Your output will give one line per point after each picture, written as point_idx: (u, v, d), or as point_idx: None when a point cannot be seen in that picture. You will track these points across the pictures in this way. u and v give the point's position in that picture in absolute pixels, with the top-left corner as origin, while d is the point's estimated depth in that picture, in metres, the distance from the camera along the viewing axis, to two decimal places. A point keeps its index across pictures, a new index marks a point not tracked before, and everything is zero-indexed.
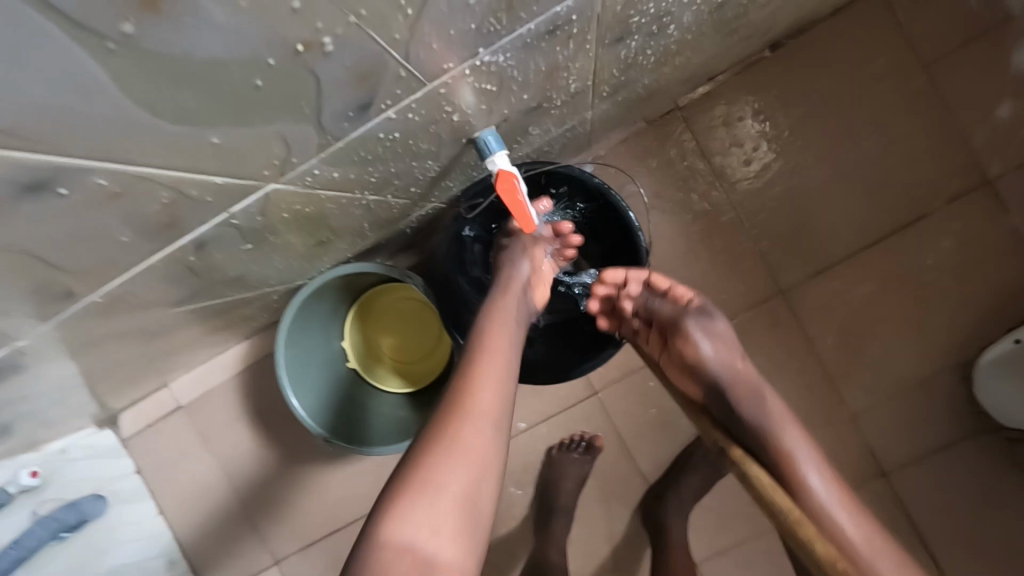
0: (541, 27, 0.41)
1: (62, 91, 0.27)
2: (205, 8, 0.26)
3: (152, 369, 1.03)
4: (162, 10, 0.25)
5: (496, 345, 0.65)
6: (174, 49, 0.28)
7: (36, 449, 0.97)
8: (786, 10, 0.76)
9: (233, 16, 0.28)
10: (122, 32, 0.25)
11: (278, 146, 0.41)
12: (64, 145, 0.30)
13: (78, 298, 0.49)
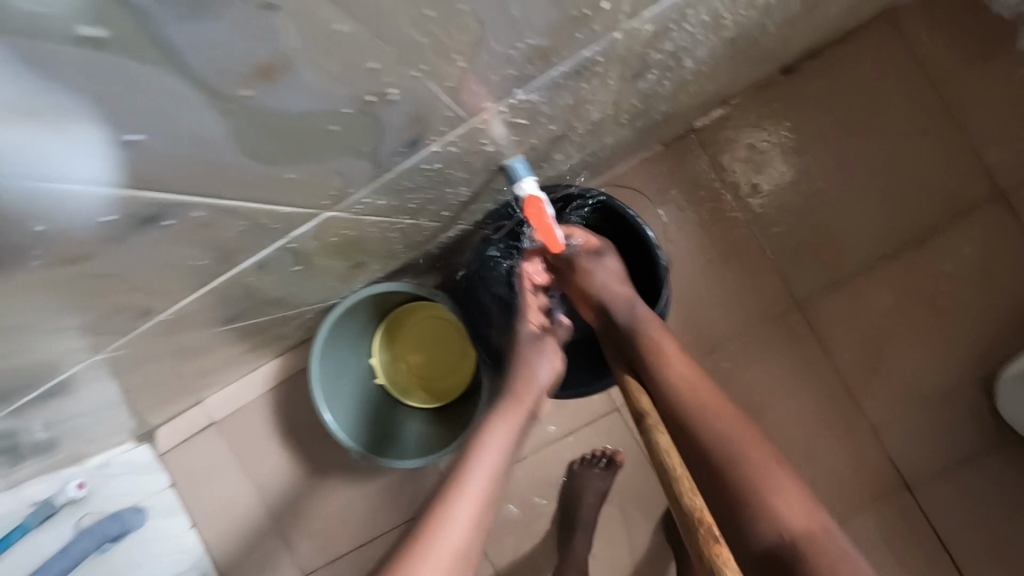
0: (570, 69, 0.45)
1: (186, 139, 0.33)
2: (302, 72, 0.32)
3: (189, 386, 1.07)
4: (275, 77, 0.31)
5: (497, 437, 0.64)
6: (278, 105, 0.33)
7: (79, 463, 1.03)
8: (798, 38, 0.79)
9: (322, 78, 0.33)
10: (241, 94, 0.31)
11: (335, 179, 0.45)
12: (180, 185, 0.36)
13: (151, 316, 0.53)
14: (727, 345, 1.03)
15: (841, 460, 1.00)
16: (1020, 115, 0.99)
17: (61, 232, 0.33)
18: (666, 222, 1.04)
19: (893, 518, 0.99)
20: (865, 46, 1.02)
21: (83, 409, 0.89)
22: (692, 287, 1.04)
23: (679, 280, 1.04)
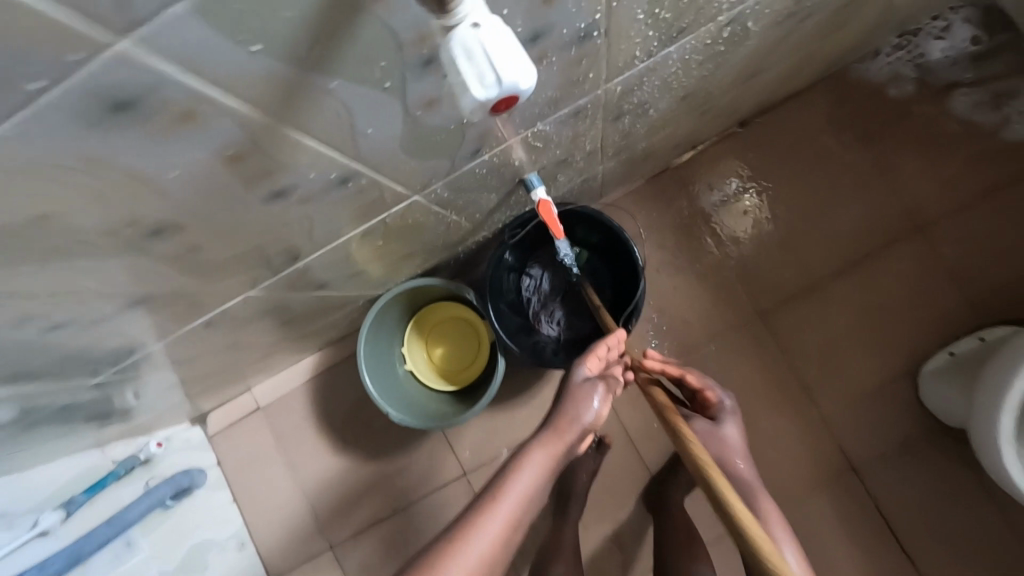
0: (570, 112, 0.60)
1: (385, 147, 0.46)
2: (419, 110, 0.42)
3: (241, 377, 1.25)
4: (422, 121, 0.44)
5: (535, 471, 0.72)
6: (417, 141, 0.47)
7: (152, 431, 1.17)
8: (743, 99, 1.03)
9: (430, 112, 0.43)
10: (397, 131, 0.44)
11: (421, 174, 0.55)
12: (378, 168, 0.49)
13: (277, 276, 0.63)
14: (700, 347, 1.22)
15: (797, 445, 1.18)
16: (936, 161, 1.21)
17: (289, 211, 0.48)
18: (648, 243, 1.26)
19: (843, 496, 1.16)
20: (810, 105, 1.25)
21: (160, 403, 1.08)
22: (670, 295, 1.24)
23: (660, 289, 1.25)
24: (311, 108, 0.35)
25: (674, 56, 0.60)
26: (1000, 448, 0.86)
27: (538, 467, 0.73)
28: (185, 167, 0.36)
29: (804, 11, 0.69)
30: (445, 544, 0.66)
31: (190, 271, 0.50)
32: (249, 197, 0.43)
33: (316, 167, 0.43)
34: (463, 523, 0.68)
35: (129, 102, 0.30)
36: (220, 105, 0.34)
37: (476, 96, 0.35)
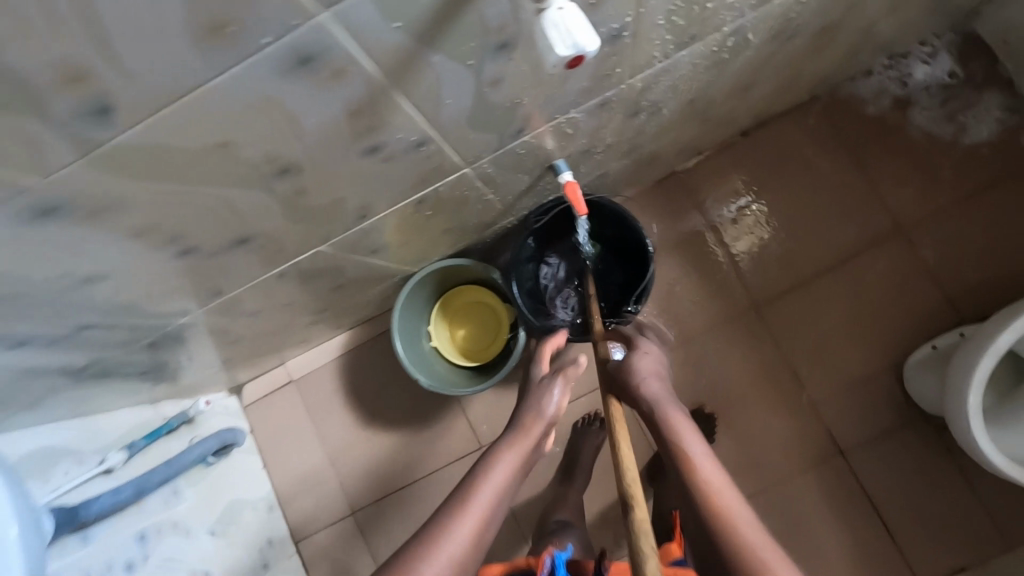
0: (596, 103, 0.72)
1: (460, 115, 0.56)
2: (484, 87, 0.54)
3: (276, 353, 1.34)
4: (483, 98, 0.56)
5: (505, 468, 0.79)
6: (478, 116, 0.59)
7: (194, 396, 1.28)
8: (744, 109, 1.15)
9: (492, 88, 0.55)
10: (467, 103, 0.55)
11: (475, 147, 0.67)
12: (450, 131, 0.59)
13: (345, 232, 0.75)
14: (700, 335, 1.33)
15: (789, 428, 1.28)
16: (922, 172, 1.32)
17: (383, 157, 0.58)
18: (656, 239, 1.37)
19: (832, 476, 1.26)
20: (807, 118, 1.37)
21: (195, 374, 1.17)
22: (676, 287, 1.35)
23: (667, 281, 1.36)
24: (416, 78, 0.47)
25: (685, 59, 0.72)
26: (968, 420, 0.97)
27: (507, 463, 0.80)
28: (324, 116, 0.46)
29: (794, 28, 0.81)
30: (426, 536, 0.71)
31: (288, 215, 0.61)
32: (354, 148, 0.54)
33: (402, 130, 0.54)
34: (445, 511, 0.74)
35: (313, 57, 0.39)
36: (360, 68, 0.42)
37: (559, 55, 0.44)
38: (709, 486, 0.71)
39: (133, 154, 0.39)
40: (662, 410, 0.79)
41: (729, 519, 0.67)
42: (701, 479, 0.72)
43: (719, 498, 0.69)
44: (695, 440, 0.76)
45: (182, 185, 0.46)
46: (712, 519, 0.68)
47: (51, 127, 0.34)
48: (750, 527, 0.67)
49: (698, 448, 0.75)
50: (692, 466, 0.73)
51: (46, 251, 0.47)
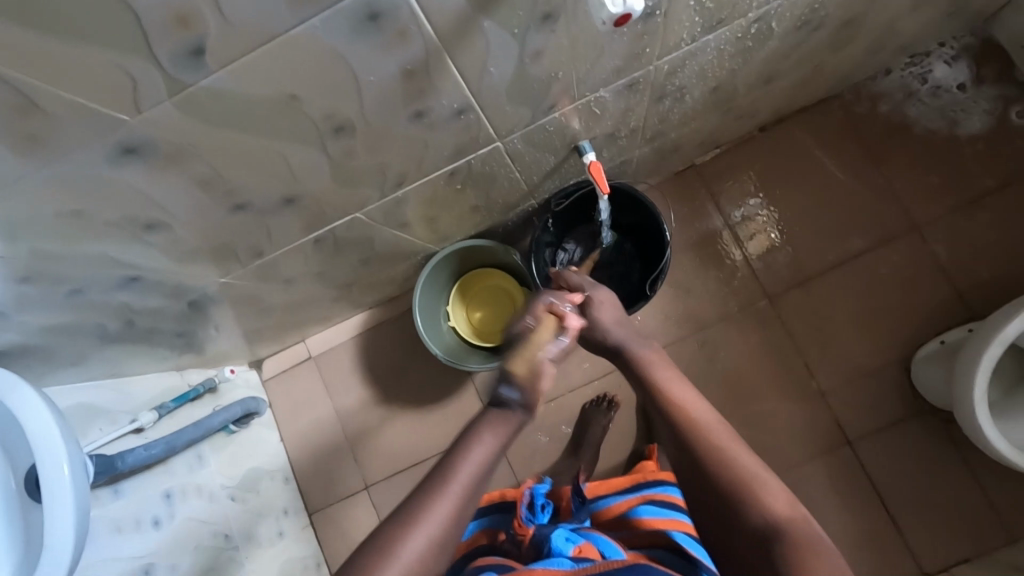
0: (624, 84, 0.76)
1: (501, 83, 0.60)
2: (527, 60, 0.58)
3: (298, 329, 1.38)
4: (524, 70, 0.60)
5: (482, 448, 0.61)
6: (516, 87, 0.62)
7: (218, 367, 1.32)
8: (764, 102, 1.18)
9: (533, 60, 0.59)
10: (508, 74, 0.59)
11: (511, 121, 0.71)
12: (489, 102, 0.63)
13: (381, 201, 0.79)
14: (712, 324, 1.36)
15: (797, 417, 1.31)
16: (936, 171, 1.35)
17: (427, 123, 0.62)
18: (673, 229, 1.40)
19: (837, 466, 1.28)
20: (824, 115, 1.39)
21: (221, 343, 1.21)
22: (690, 277, 1.38)
23: (681, 271, 1.39)
24: (467, 43, 0.50)
25: (711, 44, 0.75)
26: (974, 408, 0.99)
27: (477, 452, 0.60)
28: (381, 74, 0.50)
29: (817, 20, 0.84)
30: (393, 532, 0.55)
31: (335, 176, 0.65)
32: (403, 112, 0.57)
33: (447, 96, 0.58)
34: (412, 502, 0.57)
35: (381, 14, 0.42)
36: (420, 31, 0.46)
37: (608, 14, 0.50)
38: (684, 406, 0.67)
39: (216, 97, 0.43)
40: (627, 342, 0.75)
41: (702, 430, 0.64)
42: (681, 407, 0.67)
43: (692, 413, 0.66)
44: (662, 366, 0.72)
45: (250, 137, 0.50)
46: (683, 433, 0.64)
47: (152, 63, 0.37)
48: (721, 434, 0.64)
49: (668, 372, 0.72)
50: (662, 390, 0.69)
51: (116, 193, 0.50)
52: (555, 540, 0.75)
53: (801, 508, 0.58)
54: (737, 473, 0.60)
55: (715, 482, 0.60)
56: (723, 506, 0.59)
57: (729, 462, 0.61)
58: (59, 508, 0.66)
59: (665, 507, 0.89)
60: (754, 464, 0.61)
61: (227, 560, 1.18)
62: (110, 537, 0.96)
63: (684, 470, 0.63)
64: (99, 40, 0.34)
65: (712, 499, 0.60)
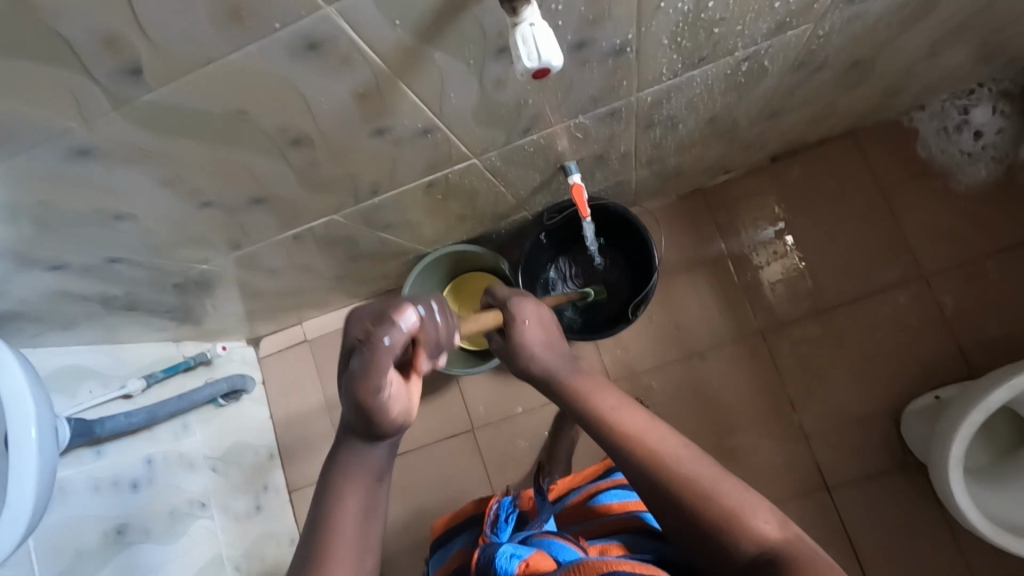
0: (603, 113, 0.75)
1: (465, 107, 0.61)
2: (489, 88, 0.58)
3: (294, 314, 1.41)
4: (487, 97, 0.60)
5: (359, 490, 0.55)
6: (481, 110, 0.63)
7: (206, 341, 1.35)
8: (775, 133, 1.15)
9: (496, 87, 0.59)
10: (470, 100, 0.60)
11: (485, 141, 0.72)
12: (454, 124, 0.64)
13: (356, 206, 0.80)
14: (701, 353, 1.34)
15: (777, 456, 1.28)
16: (953, 216, 1.30)
17: (390, 137, 0.62)
18: (671, 251, 1.38)
19: (814, 511, 1.25)
20: (842, 150, 1.35)
21: (216, 321, 1.25)
22: (685, 300, 1.36)
23: (677, 294, 1.37)
24: (419, 71, 0.51)
25: (698, 79, 0.74)
26: (950, 473, 0.96)
27: (346, 500, 0.54)
28: (333, 95, 0.51)
29: (817, 61, 0.82)
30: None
31: (301, 182, 0.66)
32: (363, 128, 0.58)
33: (409, 116, 0.59)
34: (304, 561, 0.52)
35: (320, 44, 0.44)
36: (367, 59, 0.47)
37: (525, 66, 0.44)
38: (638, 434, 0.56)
39: (162, 110, 0.45)
40: (569, 374, 0.63)
41: (665, 461, 0.53)
42: (640, 434, 0.56)
43: (650, 445, 0.54)
44: (607, 392, 0.60)
45: (203, 146, 0.52)
46: (645, 466, 0.53)
47: (91, 80, 0.40)
48: (689, 457, 0.53)
49: (619, 400, 0.59)
50: (615, 421, 0.57)
51: (74, 184, 0.52)
52: (500, 558, 0.65)
53: (790, 520, 0.50)
54: (713, 500, 0.50)
55: (693, 518, 0.50)
56: (709, 545, 0.49)
57: (700, 492, 0.50)
58: (20, 468, 0.71)
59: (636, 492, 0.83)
60: (733, 486, 0.51)
61: (200, 529, 1.21)
62: (88, 494, 1.01)
63: (660, 513, 0.52)
64: (32, 59, 0.36)
65: (696, 536, 0.50)
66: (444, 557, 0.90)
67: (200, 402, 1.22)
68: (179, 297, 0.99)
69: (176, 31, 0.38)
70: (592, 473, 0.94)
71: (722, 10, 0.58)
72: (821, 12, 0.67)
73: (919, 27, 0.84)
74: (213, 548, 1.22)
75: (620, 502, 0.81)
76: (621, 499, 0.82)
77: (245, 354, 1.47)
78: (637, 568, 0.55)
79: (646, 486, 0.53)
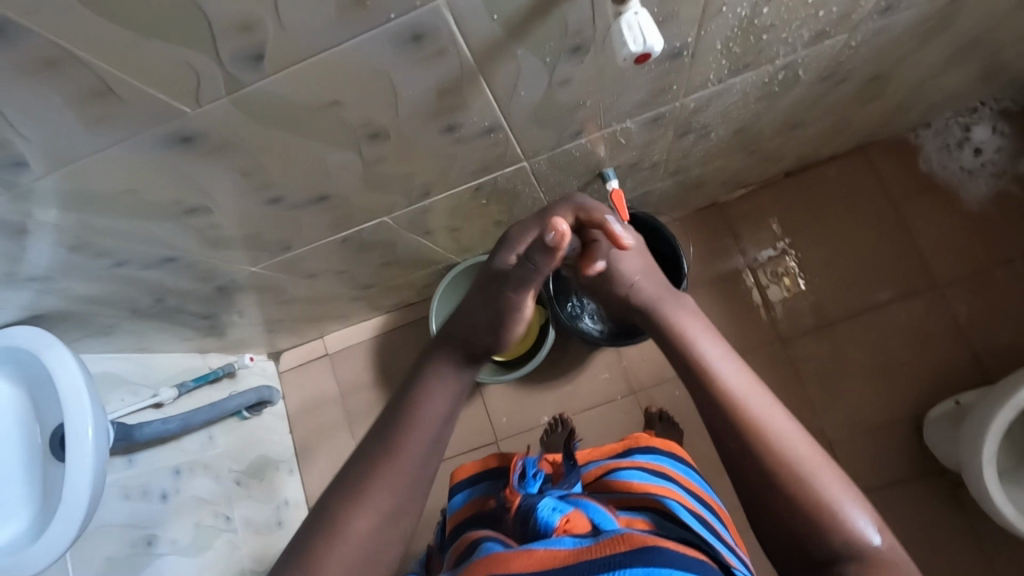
0: (647, 118, 0.79)
1: (530, 106, 0.64)
2: (555, 86, 0.62)
3: (316, 326, 1.41)
4: (551, 96, 0.63)
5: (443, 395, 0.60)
6: (542, 110, 0.66)
7: (230, 353, 1.34)
8: (793, 146, 1.19)
9: (560, 86, 0.62)
10: (536, 98, 0.63)
11: (538, 143, 0.75)
12: (516, 123, 0.67)
13: (407, 207, 0.82)
14: None
15: None
16: (961, 227, 1.35)
17: (456, 134, 0.65)
18: (691, 262, 1.41)
19: None
20: (853, 164, 1.40)
21: (243, 331, 1.25)
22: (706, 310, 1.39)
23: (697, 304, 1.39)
24: (500, 65, 0.54)
25: (738, 86, 0.78)
26: (982, 470, 0.98)
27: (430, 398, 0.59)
28: (419, 89, 0.54)
29: (843, 73, 0.87)
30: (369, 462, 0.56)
31: (366, 180, 0.68)
32: (437, 123, 0.61)
33: (478, 113, 0.62)
34: (384, 436, 0.57)
35: (423, 36, 0.46)
36: (459, 52, 0.50)
37: (628, 50, 0.49)
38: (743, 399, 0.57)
39: (266, 99, 0.48)
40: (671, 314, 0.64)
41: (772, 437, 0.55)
42: (745, 398, 0.57)
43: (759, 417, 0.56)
44: (718, 346, 0.61)
45: (290, 138, 0.54)
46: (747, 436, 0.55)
47: (216, 64, 0.42)
48: (794, 435, 0.55)
49: (724, 356, 0.60)
50: (728, 381, 0.58)
51: (164, 174, 0.54)
52: (542, 509, 0.65)
53: (884, 525, 0.53)
54: (815, 488, 0.52)
55: (789, 497, 0.53)
56: (804, 536, 0.52)
57: (802, 474, 0.53)
58: (76, 471, 0.71)
59: (652, 476, 0.86)
60: (833, 478, 0.53)
61: (224, 542, 1.19)
62: (120, 503, 1.00)
63: (752, 483, 0.55)
64: (170, 41, 0.39)
65: (788, 515, 0.53)
66: (461, 503, 0.89)
67: (228, 412, 1.22)
68: (217, 302, 0.99)
69: (305, 18, 0.40)
70: (614, 449, 0.97)
71: (773, 16, 0.62)
72: (857, 22, 0.71)
73: (935, 43, 0.89)
74: (236, 561, 1.21)
75: (637, 483, 0.83)
76: (639, 479, 0.84)
77: (267, 366, 1.46)
78: (679, 548, 0.58)
79: (746, 456, 0.55)
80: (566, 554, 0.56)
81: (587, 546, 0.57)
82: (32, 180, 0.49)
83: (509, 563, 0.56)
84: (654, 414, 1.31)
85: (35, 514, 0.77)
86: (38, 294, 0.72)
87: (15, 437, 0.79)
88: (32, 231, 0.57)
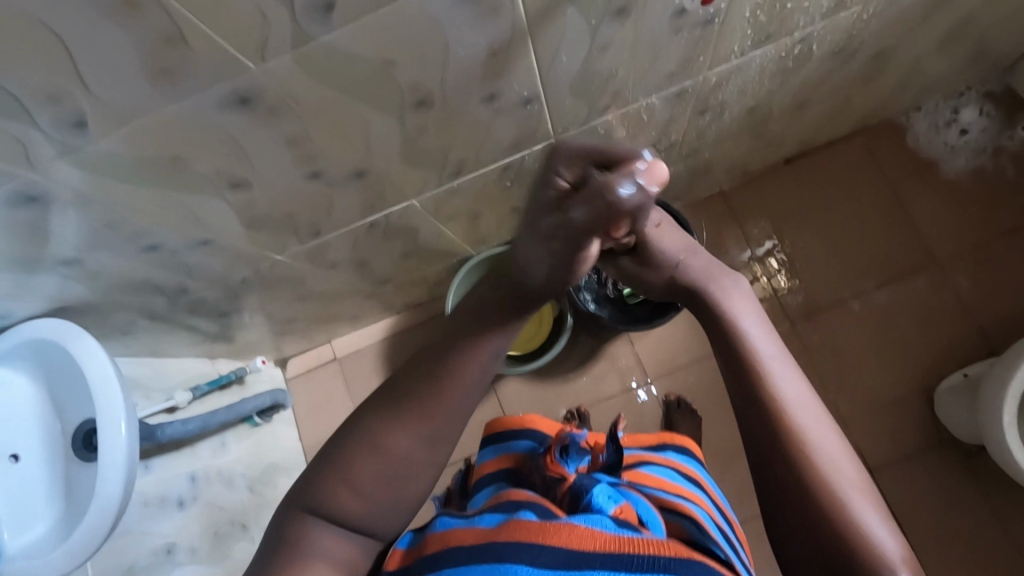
0: (671, 93, 0.80)
1: (568, 75, 0.65)
2: (595, 53, 0.63)
3: (325, 329, 1.38)
4: (589, 64, 0.65)
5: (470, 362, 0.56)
6: (578, 81, 0.67)
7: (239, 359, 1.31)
8: (796, 130, 1.23)
9: (599, 53, 0.63)
10: (576, 66, 0.64)
11: (568, 117, 0.76)
12: (553, 94, 0.68)
13: (435, 188, 0.81)
14: None
15: None
16: (957, 206, 1.39)
17: (495, 105, 0.66)
18: None
19: None
20: (849, 149, 1.44)
21: (255, 333, 1.22)
22: None
23: None
24: (549, 25, 0.55)
25: (758, 59, 0.80)
26: (1003, 431, 1.00)
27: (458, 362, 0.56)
28: (472, 49, 0.54)
29: (852, 47, 0.90)
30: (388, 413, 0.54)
31: (404, 153, 0.69)
32: (481, 91, 0.62)
33: (520, 80, 0.63)
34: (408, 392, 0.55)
35: None
36: (514, 9, 0.51)
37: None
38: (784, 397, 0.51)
39: (329, 56, 0.48)
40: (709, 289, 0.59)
41: (817, 453, 0.49)
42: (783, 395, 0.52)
43: (804, 428, 0.50)
44: (771, 344, 0.55)
45: (343, 101, 0.54)
46: (790, 444, 0.50)
47: (289, 13, 0.42)
48: (840, 461, 0.49)
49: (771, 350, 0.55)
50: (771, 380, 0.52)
51: (215, 140, 0.54)
52: (597, 496, 0.63)
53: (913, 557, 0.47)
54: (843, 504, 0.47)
55: (827, 521, 0.47)
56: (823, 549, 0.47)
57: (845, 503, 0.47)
58: (108, 466, 0.68)
59: (685, 480, 0.86)
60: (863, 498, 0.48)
61: (241, 551, 1.15)
62: (138, 509, 0.96)
63: (787, 495, 0.49)
64: None
65: (815, 542, 0.47)
66: (495, 453, 0.89)
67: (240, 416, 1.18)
68: (236, 297, 0.97)
69: None
70: (646, 440, 1.01)
71: None
72: None
73: (935, 19, 0.94)
74: None
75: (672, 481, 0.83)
76: (673, 479, 0.84)
77: (275, 372, 1.43)
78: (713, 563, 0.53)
79: (775, 467, 0.50)
80: (611, 538, 0.50)
81: (629, 536, 0.50)
82: (87, 143, 0.48)
83: (553, 537, 0.50)
84: (672, 401, 1.33)
85: (58, 515, 0.73)
86: (67, 281, 0.70)
87: (36, 437, 0.76)
88: (75, 205, 0.56)
